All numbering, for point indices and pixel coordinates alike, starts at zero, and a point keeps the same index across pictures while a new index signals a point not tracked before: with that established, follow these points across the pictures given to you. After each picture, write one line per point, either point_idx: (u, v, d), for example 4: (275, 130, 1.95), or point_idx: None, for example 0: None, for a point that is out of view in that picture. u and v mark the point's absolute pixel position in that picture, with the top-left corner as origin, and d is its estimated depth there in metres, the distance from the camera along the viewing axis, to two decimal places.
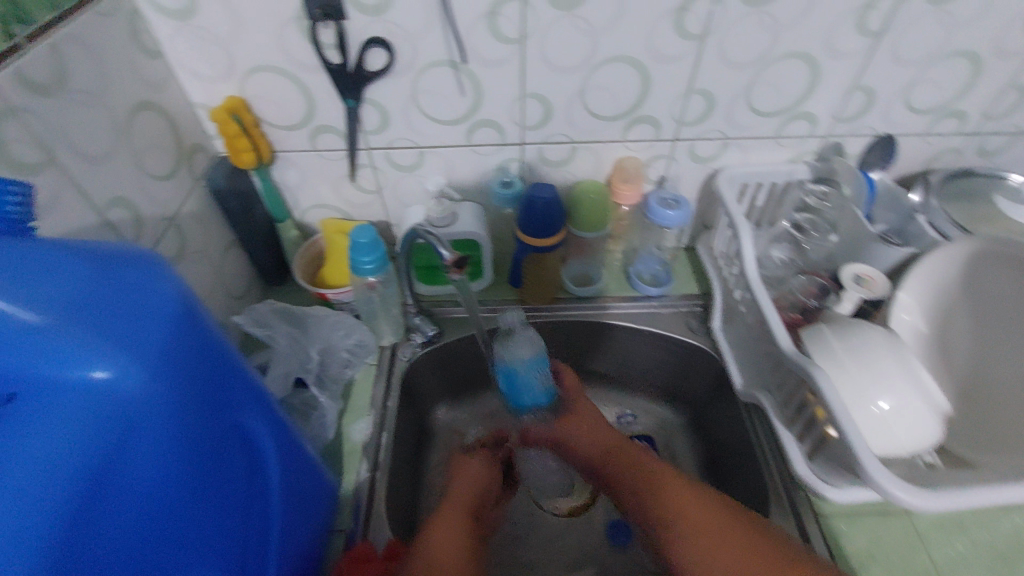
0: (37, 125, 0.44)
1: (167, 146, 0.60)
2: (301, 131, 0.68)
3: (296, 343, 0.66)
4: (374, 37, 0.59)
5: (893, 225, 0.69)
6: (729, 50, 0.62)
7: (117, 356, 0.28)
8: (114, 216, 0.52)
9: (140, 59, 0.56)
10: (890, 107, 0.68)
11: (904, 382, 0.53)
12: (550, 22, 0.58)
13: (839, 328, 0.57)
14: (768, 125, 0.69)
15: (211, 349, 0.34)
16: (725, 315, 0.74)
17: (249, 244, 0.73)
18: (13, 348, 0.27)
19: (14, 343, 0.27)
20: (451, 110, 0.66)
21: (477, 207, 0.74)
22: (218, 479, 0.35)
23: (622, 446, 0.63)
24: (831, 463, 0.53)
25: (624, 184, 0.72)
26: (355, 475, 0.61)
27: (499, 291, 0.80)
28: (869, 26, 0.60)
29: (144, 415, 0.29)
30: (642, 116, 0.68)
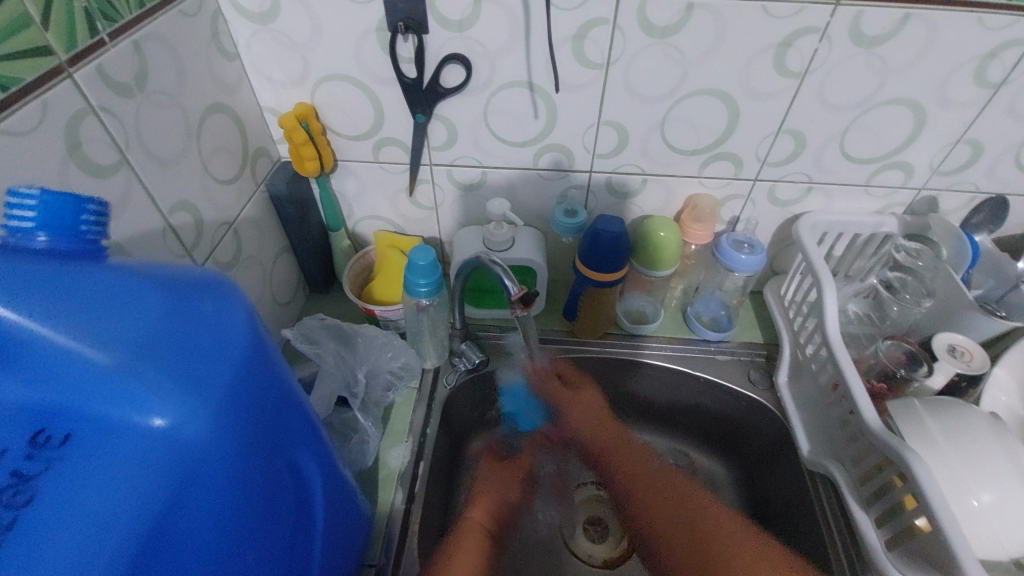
0: (113, 126, 0.43)
1: (234, 150, 0.59)
2: (366, 142, 0.66)
3: (343, 363, 0.62)
4: (453, 53, 0.56)
5: (990, 292, 0.64)
6: (829, 92, 0.57)
7: (184, 399, 0.26)
8: (176, 220, 0.51)
9: (217, 61, 0.55)
10: (997, 164, 0.63)
11: (1012, 476, 0.47)
12: (639, 49, 0.55)
13: (933, 405, 0.52)
14: (859, 172, 0.65)
15: (272, 387, 0.32)
16: (793, 371, 0.68)
17: (301, 251, 0.72)
18: (76, 385, 0.24)
19: (78, 380, 0.24)
20: (521, 132, 0.63)
21: (536, 233, 0.70)
22: (267, 528, 0.32)
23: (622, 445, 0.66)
24: (916, 558, 0.48)
25: (696, 223, 0.68)
26: (389, 506, 0.58)
27: (548, 321, 0.76)
28: (989, 77, 0.55)
29: (204, 465, 0.27)
30: (722, 153, 0.64)
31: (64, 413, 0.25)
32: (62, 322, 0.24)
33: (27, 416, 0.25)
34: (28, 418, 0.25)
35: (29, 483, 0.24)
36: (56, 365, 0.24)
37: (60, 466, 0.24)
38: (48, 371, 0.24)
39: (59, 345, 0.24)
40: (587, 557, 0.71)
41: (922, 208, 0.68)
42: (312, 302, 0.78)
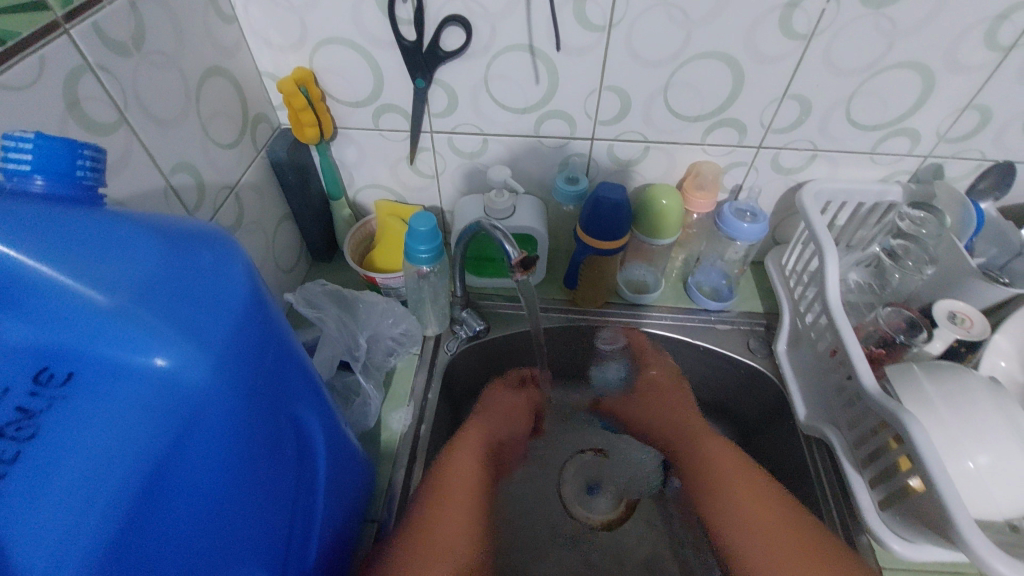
0: (111, 84, 0.43)
1: (234, 115, 0.59)
2: (366, 108, 0.65)
3: (345, 328, 0.63)
4: (453, 14, 0.56)
5: (994, 261, 0.63)
6: (836, 55, 0.56)
7: (183, 345, 0.26)
8: (177, 181, 0.51)
9: (215, 24, 0.55)
10: (1006, 130, 0.62)
11: (1011, 439, 0.47)
12: (641, 10, 0.54)
13: (932, 370, 0.52)
14: (865, 138, 0.64)
15: (274, 339, 0.32)
16: (793, 339, 0.68)
17: (302, 218, 0.72)
18: (79, 325, 0.25)
19: (81, 322, 0.25)
20: (522, 98, 0.63)
21: (537, 201, 0.70)
22: (268, 475, 0.33)
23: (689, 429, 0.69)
24: (908, 517, 0.49)
25: (698, 191, 0.68)
26: (392, 466, 0.59)
27: (550, 290, 0.77)
28: (1001, 39, 0.54)
29: (206, 409, 0.27)
30: (725, 119, 0.63)
31: (69, 352, 0.26)
32: (60, 263, 0.24)
33: (32, 353, 0.26)
34: (33, 355, 0.26)
35: (33, 419, 0.25)
36: (58, 305, 0.25)
37: (64, 403, 0.25)
38: (49, 311, 0.25)
39: (60, 286, 0.24)
40: (586, 520, 0.72)
41: (928, 175, 0.67)
42: (314, 270, 0.78)
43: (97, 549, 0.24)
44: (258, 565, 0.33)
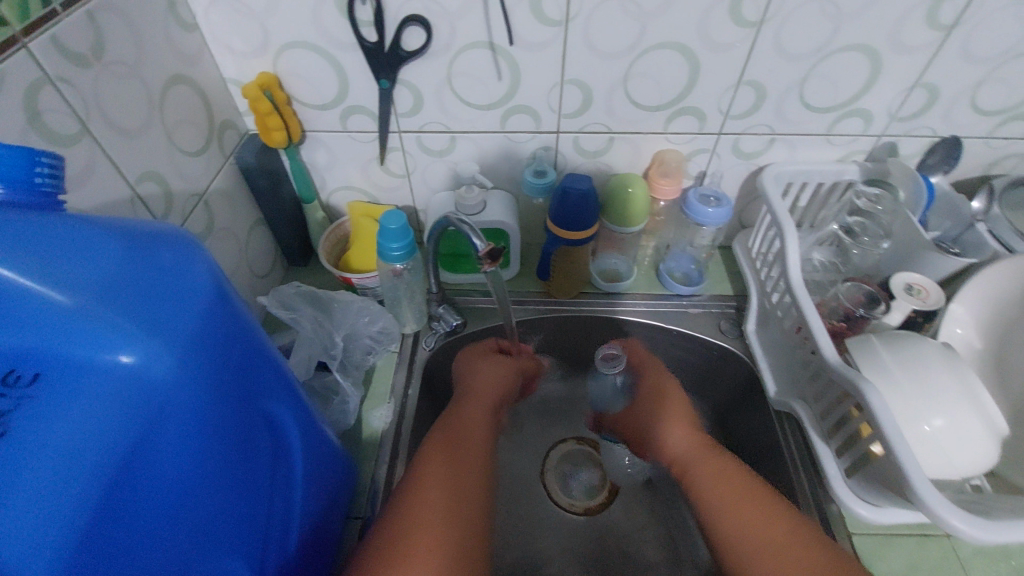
0: (71, 95, 0.43)
1: (199, 122, 0.59)
2: (333, 111, 0.66)
3: (321, 328, 0.64)
4: (412, 14, 0.57)
5: (948, 234, 0.66)
6: (786, 40, 0.58)
7: (148, 340, 0.27)
8: (144, 190, 0.51)
9: (176, 32, 0.55)
10: (953, 107, 0.64)
11: (963, 400, 0.49)
12: (596, 4, 0.56)
13: (890, 340, 0.54)
14: (820, 121, 0.66)
15: (241, 334, 0.33)
16: (761, 319, 0.71)
17: (275, 223, 0.72)
18: (42, 326, 0.26)
19: (44, 322, 0.25)
20: (486, 95, 0.64)
21: (507, 196, 0.72)
22: (242, 468, 0.34)
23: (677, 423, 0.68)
24: (872, 481, 0.51)
25: (663, 178, 0.69)
26: (374, 462, 0.60)
27: (525, 283, 0.78)
28: (940, 19, 0.56)
29: (174, 402, 0.28)
30: (685, 108, 0.65)
31: (33, 354, 0.26)
32: (21, 265, 0.25)
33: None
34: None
35: (1, 419, 0.25)
36: (20, 307, 0.25)
37: (31, 403, 0.26)
38: (11, 313, 0.25)
39: (21, 288, 0.25)
40: (570, 506, 0.73)
41: (883, 154, 0.70)
42: (290, 275, 0.79)
43: (67, 543, 0.24)
44: (237, 557, 0.34)
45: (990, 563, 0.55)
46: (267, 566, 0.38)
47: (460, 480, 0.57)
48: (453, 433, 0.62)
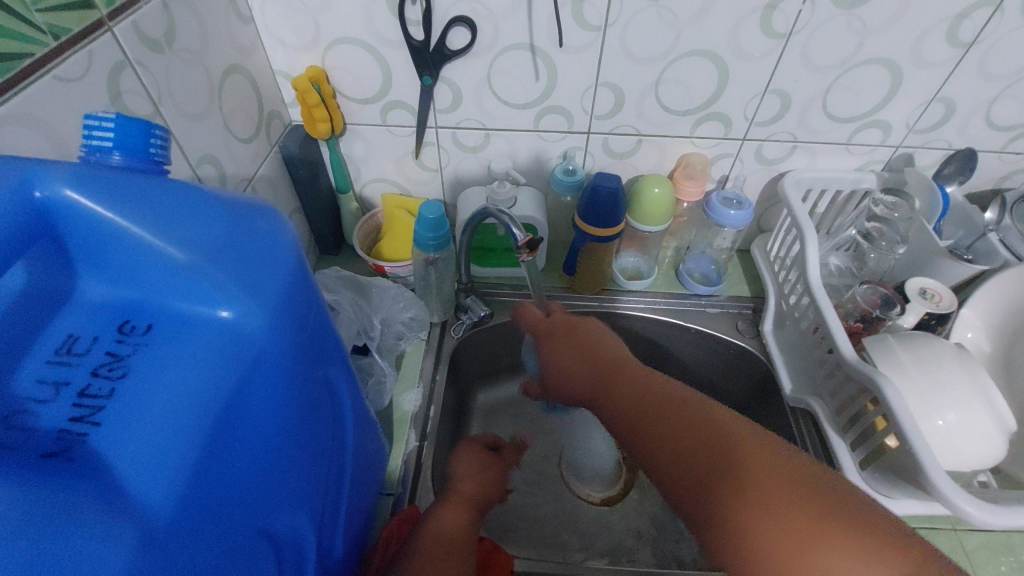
0: (147, 78, 0.46)
1: (251, 111, 0.62)
2: (374, 105, 0.69)
3: (360, 310, 0.66)
4: (459, 16, 0.60)
5: (961, 241, 0.69)
6: (812, 52, 0.61)
7: (246, 298, 0.30)
8: (202, 172, 0.54)
9: (235, 24, 0.58)
10: (968, 121, 0.67)
11: (975, 397, 0.52)
12: (634, 11, 0.58)
13: (905, 338, 0.57)
14: (840, 130, 0.69)
15: (316, 302, 0.35)
16: (777, 320, 0.73)
17: (312, 212, 0.75)
18: (161, 282, 0.29)
19: (163, 278, 0.29)
20: (523, 94, 0.67)
21: (536, 192, 0.74)
22: (310, 426, 0.36)
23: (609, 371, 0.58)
24: (887, 474, 0.53)
25: (688, 180, 0.72)
26: (405, 443, 0.62)
27: (549, 278, 0.81)
28: (960, 37, 0.59)
29: (264, 357, 0.31)
30: (713, 113, 0.68)
31: (149, 307, 0.30)
32: (147, 225, 0.28)
33: (118, 310, 0.30)
34: (118, 311, 0.30)
35: (122, 360, 0.28)
36: (145, 263, 0.29)
37: (145, 349, 0.29)
38: (139, 270, 0.29)
39: (145, 246, 0.29)
40: (588, 497, 0.74)
41: (899, 164, 0.73)
42: (322, 262, 0.81)
43: (181, 471, 0.27)
44: (303, 511, 0.36)
45: (995, 557, 0.57)
46: (323, 524, 0.40)
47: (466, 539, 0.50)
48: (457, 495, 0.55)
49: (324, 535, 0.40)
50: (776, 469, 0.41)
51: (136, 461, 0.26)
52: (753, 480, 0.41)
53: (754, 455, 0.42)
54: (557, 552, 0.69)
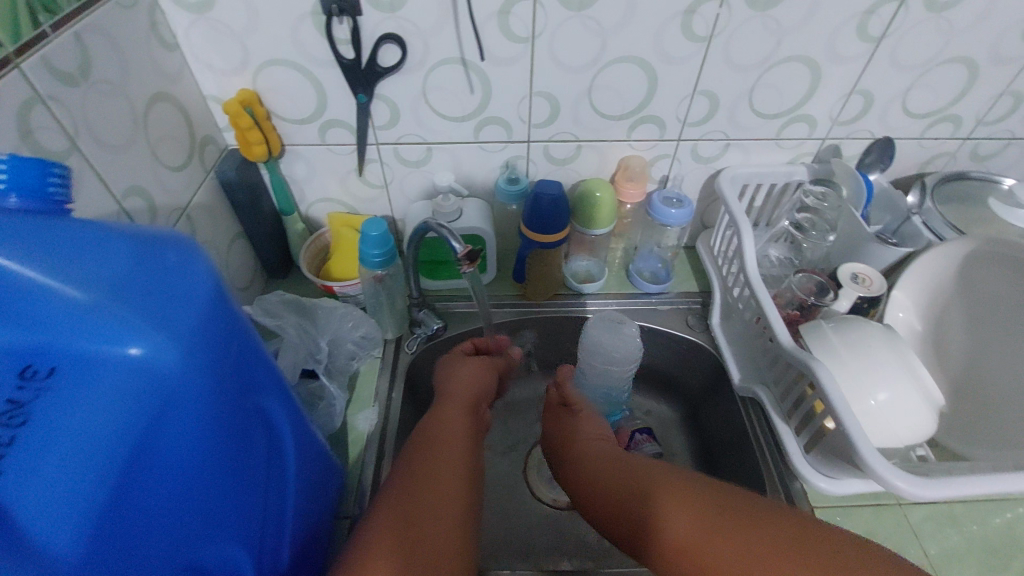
0: (61, 114, 0.45)
1: (181, 138, 0.61)
2: (311, 125, 0.68)
3: (305, 334, 0.65)
4: (388, 33, 0.60)
5: (889, 226, 0.72)
6: (734, 53, 0.64)
7: (154, 335, 0.29)
8: (130, 205, 0.53)
9: (158, 52, 0.57)
10: (887, 111, 0.71)
11: (904, 375, 0.54)
12: (560, 21, 0.60)
13: (836, 323, 0.59)
14: (769, 126, 0.71)
15: (238, 332, 0.35)
16: (724, 312, 0.75)
17: (255, 236, 0.74)
18: (58, 324, 0.28)
19: (60, 320, 0.28)
20: (460, 107, 0.67)
21: (482, 203, 0.75)
22: (241, 459, 0.36)
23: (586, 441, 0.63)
24: (829, 455, 0.55)
25: (629, 182, 0.74)
26: (361, 464, 0.61)
27: (502, 287, 0.81)
28: (870, 32, 0.62)
29: (180, 393, 0.30)
30: (647, 116, 0.70)
31: (50, 350, 0.29)
32: (43, 268, 0.28)
33: (20, 354, 0.29)
34: (19, 356, 0.29)
35: (24, 408, 0.28)
36: (40, 306, 0.28)
37: (47, 394, 0.29)
38: (34, 314, 0.28)
39: (43, 288, 0.28)
40: (552, 501, 0.74)
41: (828, 155, 0.75)
42: (271, 286, 0.80)
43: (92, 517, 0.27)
44: (238, 542, 0.36)
45: (940, 529, 0.60)
46: (263, 555, 0.39)
47: (433, 453, 0.58)
48: (447, 406, 0.65)
49: (265, 569, 0.40)
50: (721, 513, 0.44)
51: (46, 513, 0.26)
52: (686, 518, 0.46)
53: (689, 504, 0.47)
54: (528, 558, 0.70)
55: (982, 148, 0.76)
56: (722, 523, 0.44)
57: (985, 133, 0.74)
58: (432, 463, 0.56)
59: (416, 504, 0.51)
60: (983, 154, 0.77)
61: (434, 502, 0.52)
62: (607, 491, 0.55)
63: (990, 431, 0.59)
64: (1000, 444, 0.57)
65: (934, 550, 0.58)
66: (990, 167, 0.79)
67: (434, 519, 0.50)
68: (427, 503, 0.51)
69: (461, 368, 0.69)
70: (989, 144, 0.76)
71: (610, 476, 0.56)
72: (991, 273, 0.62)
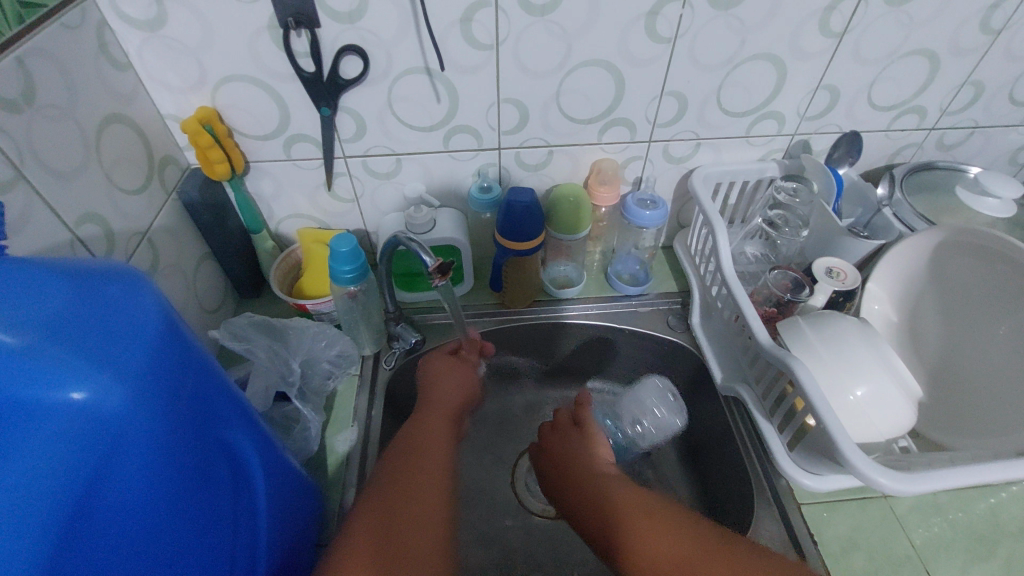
0: (3, 142, 0.43)
1: (138, 160, 0.59)
2: (275, 141, 0.67)
3: (276, 356, 0.62)
4: (349, 44, 0.59)
5: (860, 219, 0.73)
6: (699, 53, 0.63)
7: (97, 375, 0.28)
8: (85, 233, 0.51)
9: (109, 72, 0.55)
10: (853, 105, 0.71)
11: (881, 369, 0.54)
12: (523, 27, 0.59)
13: (812, 319, 0.59)
14: (739, 124, 0.72)
15: (193, 364, 0.35)
16: (704, 311, 0.75)
17: (223, 256, 0.72)
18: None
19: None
20: (427, 117, 0.66)
21: (456, 213, 0.74)
22: (200, 496, 0.35)
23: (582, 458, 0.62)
24: (811, 452, 0.55)
25: (602, 186, 0.73)
26: (341, 487, 0.60)
27: (480, 296, 0.80)
28: (832, 28, 0.63)
29: (128, 431, 0.30)
30: (617, 119, 0.69)
31: None
32: None
33: None
34: None
35: None
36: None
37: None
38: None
39: None
40: (542, 510, 0.73)
41: (798, 150, 0.76)
42: (243, 307, 0.78)
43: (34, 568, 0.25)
44: None
45: (925, 518, 0.60)
46: None
47: (414, 465, 0.55)
48: (431, 416, 0.63)
49: None
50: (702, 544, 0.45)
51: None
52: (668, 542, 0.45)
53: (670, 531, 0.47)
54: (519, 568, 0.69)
55: (947, 138, 0.77)
56: (714, 562, 0.43)
57: (950, 123, 0.75)
58: (417, 472, 0.55)
59: (399, 513, 0.49)
60: (949, 144, 0.78)
61: (419, 510, 0.50)
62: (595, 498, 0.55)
63: (968, 418, 0.59)
64: (979, 431, 0.58)
65: (920, 540, 0.58)
66: (956, 156, 0.80)
67: (417, 528, 0.49)
68: (410, 513, 0.50)
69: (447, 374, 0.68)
70: (954, 134, 0.77)
71: (602, 491, 0.55)
72: (959, 262, 0.63)
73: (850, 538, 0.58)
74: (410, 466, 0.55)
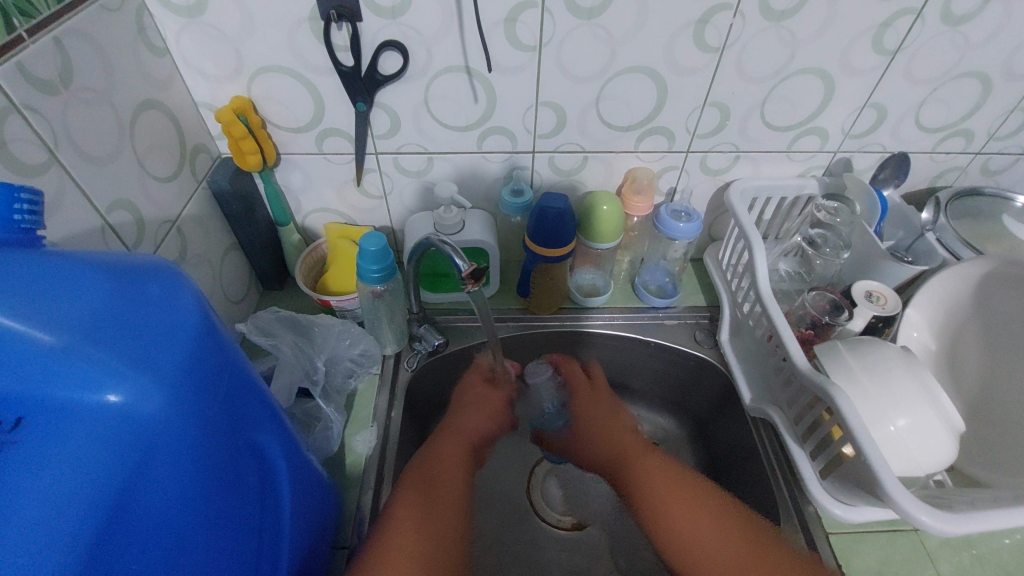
0: (39, 124, 0.42)
1: (170, 147, 0.58)
2: (308, 134, 0.66)
3: (301, 353, 0.63)
4: (389, 40, 0.57)
5: (902, 243, 0.72)
6: (746, 64, 0.62)
7: (135, 377, 0.28)
8: (115, 219, 0.50)
9: (147, 57, 0.55)
10: (899, 124, 0.69)
11: (923, 399, 0.52)
12: (568, 29, 0.58)
13: (853, 345, 0.57)
14: (781, 139, 0.70)
15: (229, 366, 0.34)
16: (734, 328, 0.73)
17: (250, 247, 0.71)
18: (22, 369, 0.27)
19: (29, 364, 0.26)
20: (463, 117, 0.65)
21: (485, 215, 0.73)
22: (231, 501, 0.34)
23: (616, 433, 0.69)
24: (845, 482, 0.53)
25: (636, 195, 0.72)
26: (359, 487, 0.59)
27: (505, 301, 0.79)
28: (885, 44, 0.61)
29: (165, 438, 0.29)
30: (655, 127, 0.68)
31: (25, 399, 0.27)
32: (13, 310, 0.26)
33: None
34: None
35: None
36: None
37: (12, 447, 0.27)
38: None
39: (7, 331, 0.26)
40: (556, 522, 0.74)
41: (839, 169, 0.74)
42: (266, 299, 0.77)
43: (68, 569, 0.25)
44: None
45: (956, 552, 0.58)
46: None
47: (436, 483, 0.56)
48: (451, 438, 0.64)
49: None
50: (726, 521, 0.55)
51: (9, 565, 0.24)
52: (699, 517, 0.56)
53: (699, 507, 0.57)
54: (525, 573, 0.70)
55: (993, 163, 0.75)
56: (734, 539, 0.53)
57: (997, 148, 0.73)
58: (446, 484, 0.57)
59: (435, 521, 0.52)
60: (993, 169, 0.76)
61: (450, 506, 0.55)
62: (649, 488, 0.60)
63: (1005, 454, 0.57)
64: (1016, 467, 0.56)
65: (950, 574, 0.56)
66: (999, 181, 0.78)
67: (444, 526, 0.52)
68: (439, 513, 0.53)
69: (472, 402, 0.70)
70: (1000, 159, 0.74)
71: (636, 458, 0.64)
72: (1003, 295, 0.61)
73: (878, 570, 0.56)
74: (438, 485, 0.56)
